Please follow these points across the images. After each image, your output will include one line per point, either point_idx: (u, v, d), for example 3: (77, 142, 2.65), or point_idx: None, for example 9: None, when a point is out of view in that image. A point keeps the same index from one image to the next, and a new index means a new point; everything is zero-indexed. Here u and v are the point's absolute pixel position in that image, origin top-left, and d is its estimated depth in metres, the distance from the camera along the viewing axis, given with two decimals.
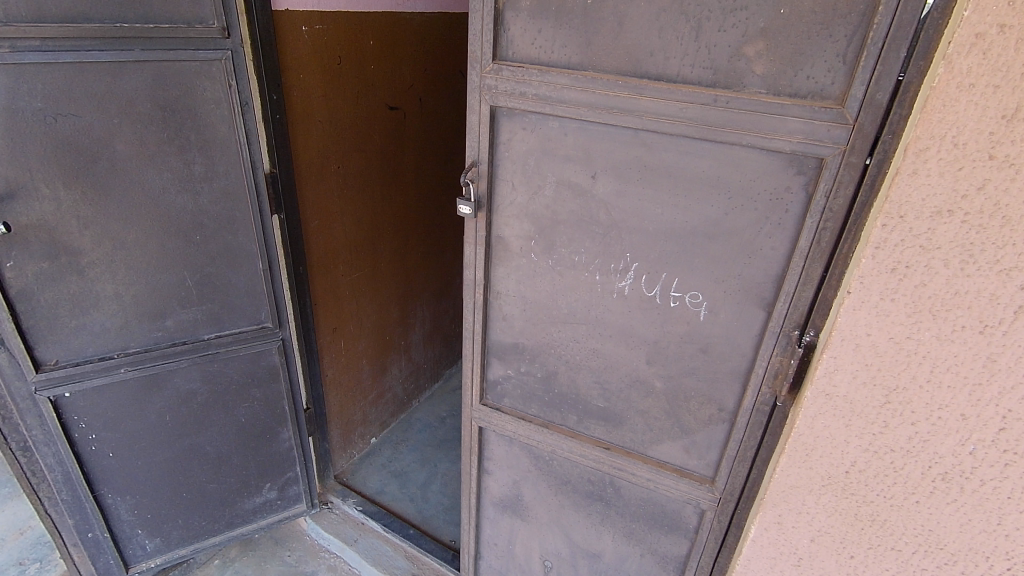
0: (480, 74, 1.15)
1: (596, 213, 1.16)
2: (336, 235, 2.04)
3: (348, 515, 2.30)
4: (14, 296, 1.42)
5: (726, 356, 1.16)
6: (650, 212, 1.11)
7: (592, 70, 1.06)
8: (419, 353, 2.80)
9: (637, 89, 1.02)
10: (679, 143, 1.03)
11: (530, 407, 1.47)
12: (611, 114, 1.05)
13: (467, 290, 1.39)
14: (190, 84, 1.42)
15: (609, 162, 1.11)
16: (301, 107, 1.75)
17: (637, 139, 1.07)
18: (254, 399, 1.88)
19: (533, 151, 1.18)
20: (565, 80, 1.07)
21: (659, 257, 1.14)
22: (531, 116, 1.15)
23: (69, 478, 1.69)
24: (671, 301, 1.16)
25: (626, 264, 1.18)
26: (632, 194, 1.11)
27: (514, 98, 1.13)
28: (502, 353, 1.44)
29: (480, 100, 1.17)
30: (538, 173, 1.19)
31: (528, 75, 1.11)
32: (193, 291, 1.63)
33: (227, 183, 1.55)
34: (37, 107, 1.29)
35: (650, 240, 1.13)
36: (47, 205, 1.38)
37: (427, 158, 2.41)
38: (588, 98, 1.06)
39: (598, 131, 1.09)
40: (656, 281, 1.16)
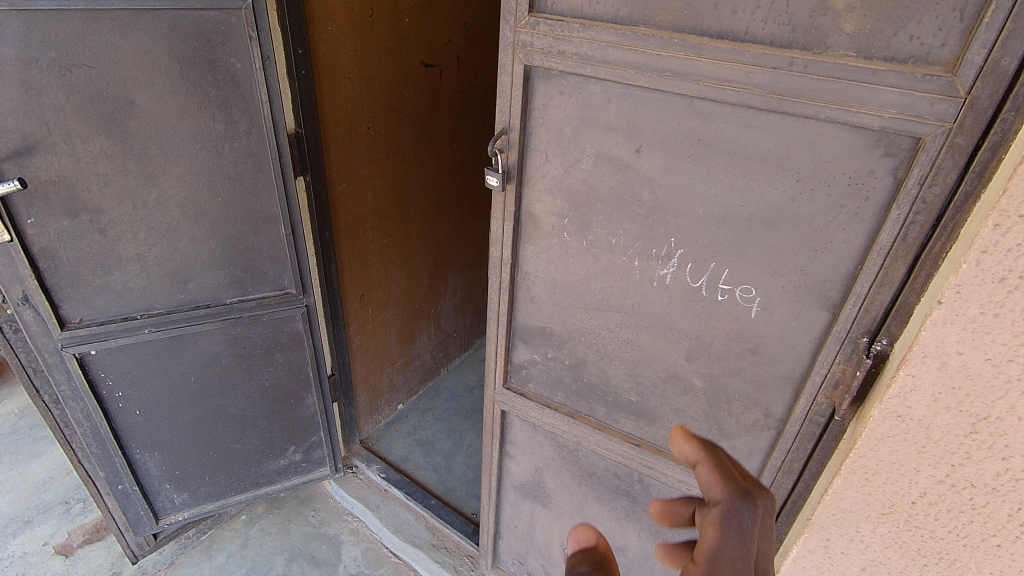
0: (513, 29, 1.02)
1: (640, 191, 1.03)
2: (365, 200, 1.96)
3: (372, 480, 2.30)
4: (37, 253, 1.40)
5: (778, 358, 1.03)
6: (702, 193, 0.97)
7: (644, 24, 0.90)
8: (449, 322, 2.74)
9: (694, 50, 0.87)
10: (743, 114, 0.88)
11: (556, 395, 1.38)
12: (663, 77, 0.91)
13: (492, 268, 1.29)
14: (207, 36, 1.33)
15: (658, 134, 0.97)
16: (329, 63, 1.64)
17: (692, 108, 0.92)
18: (278, 363, 1.86)
19: (571, 118, 1.04)
20: (611, 36, 0.93)
21: (708, 244, 1.00)
22: (573, 78, 1.01)
23: (98, 433, 1.71)
24: (719, 293, 1.03)
25: (670, 248, 1.05)
26: (681, 170, 0.97)
27: (551, 57, 0.99)
28: (529, 337, 1.34)
29: (513, 58, 1.04)
30: (575, 142, 1.06)
31: (569, 29, 0.96)
32: (215, 254, 1.59)
33: (250, 143, 1.48)
34: (50, 57, 1.22)
35: (700, 224, 1.00)
36: (66, 161, 1.33)
37: (463, 120, 2.28)
38: (638, 59, 0.92)
39: (647, 96, 0.95)
40: (703, 270, 1.03)
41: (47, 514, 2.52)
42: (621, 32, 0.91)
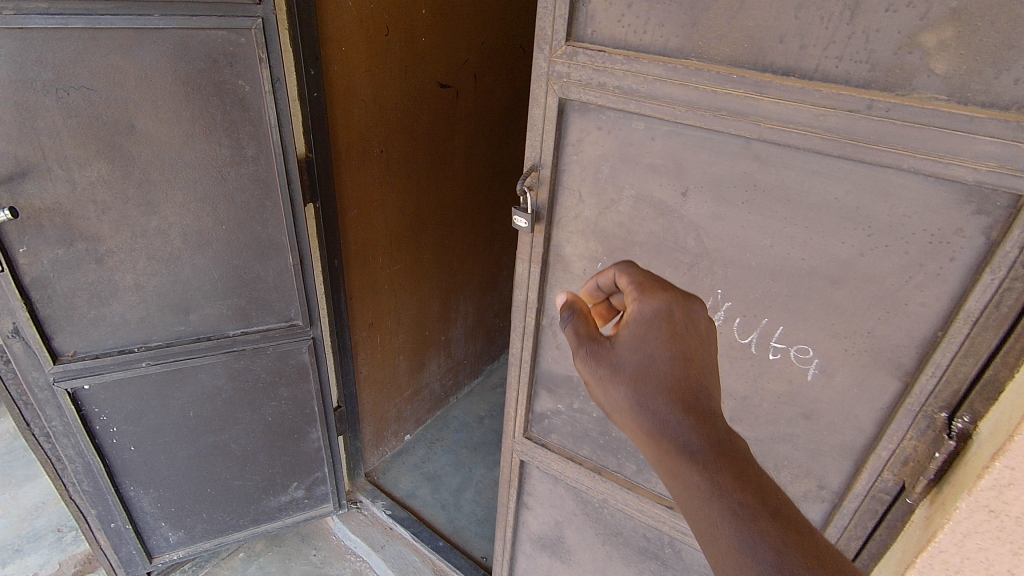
0: (548, 58, 0.93)
1: (684, 238, 0.93)
2: (376, 226, 1.87)
3: (376, 517, 2.19)
4: (29, 284, 1.31)
5: (836, 427, 0.92)
6: (756, 244, 0.87)
7: (696, 58, 0.81)
8: (460, 349, 2.64)
9: (755, 87, 0.77)
10: (808, 159, 0.78)
11: (581, 448, 1.27)
12: (717, 116, 0.81)
13: (515, 312, 1.19)
14: (215, 57, 1.25)
15: (707, 177, 0.87)
16: (342, 85, 1.56)
17: (748, 150, 0.82)
18: (282, 397, 1.77)
19: (608, 156, 0.95)
20: (658, 70, 0.83)
21: (761, 298, 0.90)
22: (613, 113, 0.91)
23: (90, 470, 1.62)
24: (771, 352, 0.93)
25: (717, 301, 0.94)
26: (732, 218, 0.88)
27: (589, 90, 0.90)
28: (553, 385, 1.24)
29: (546, 90, 0.95)
30: (612, 182, 0.97)
31: (611, 61, 0.87)
32: (218, 284, 1.50)
33: (257, 169, 1.39)
34: (48, 78, 1.14)
35: (753, 277, 0.89)
36: (61, 187, 1.25)
37: (479, 143, 2.20)
38: (688, 95, 0.82)
39: (696, 136, 0.85)
40: (753, 327, 0.93)
41: (38, 543, 2.41)
42: (670, 66, 0.82)
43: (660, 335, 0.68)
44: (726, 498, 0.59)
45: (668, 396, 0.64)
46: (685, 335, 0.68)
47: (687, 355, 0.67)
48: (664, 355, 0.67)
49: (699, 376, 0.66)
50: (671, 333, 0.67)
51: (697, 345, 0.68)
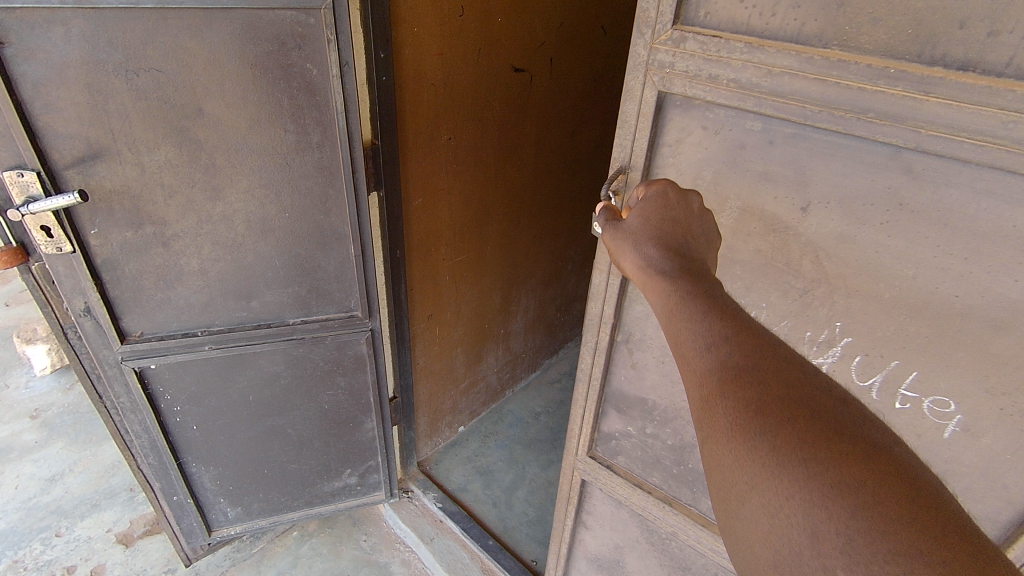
0: (649, 45, 0.80)
1: (797, 260, 0.80)
2: (441, 216, 1.80)
3: (427, 509, 2.17)
4: (99, 265, 1.32)
5: (975, 495, 0.77)
6: (894, 275, 0.72)
7: (840, 47, 0.66)
8: (518, 342, 2.56)
9: (919, 86, 0.61)
10: (980, 177, 0.62)
11: (651, 475, 1.16)
12: (861, 119, 0.66)
13: (588, 325, 1.09)
14: (283, 38, 1.19)
15: (836, 191, 0.73)
16: (413, 68, 1.47)
17: (898, 162, 0.67)
18: (339, 386, 1.75)
19: (713, 160, 0.82)
20: (788, 61, 0.69)
21: (891, 338, 0.75)
22: (723, 110, 0.78)
23: (155, 446, 1.65)
24: (898, 400, 0.78)
25: (834, 335, 0.80)
26: (865, 242, 0.73)
27: (697, 83, 0.77)
28: (623, 406, 1.13)
29: (645, 82, 0.83)
30: (713, 190, 0.84)
31: (727, 49, 0.73)
32: (280, 272, 1.47)
33: (322, 156, 1.34)
34: (118, 59, 1.11)
35: (883, 313, 0.75)
36: (131, 170, 1.23)
37: (552, 129, 2.07)
38: (825, 92, 0.67)
39: (829, 141, 0.71)
40: (878, 367, 0.78)
41: (113, 500, 2.54)
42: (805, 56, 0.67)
43: (656, 202, 0.80)
44: (682, 298, 0.66)
45: (658, 242, 0.74)
46: (677, 207, 0.79)
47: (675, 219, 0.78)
48: (653, 213, 0.79)
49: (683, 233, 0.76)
50: (665, 203, 0.79)
51: (687, 214, 0.79)
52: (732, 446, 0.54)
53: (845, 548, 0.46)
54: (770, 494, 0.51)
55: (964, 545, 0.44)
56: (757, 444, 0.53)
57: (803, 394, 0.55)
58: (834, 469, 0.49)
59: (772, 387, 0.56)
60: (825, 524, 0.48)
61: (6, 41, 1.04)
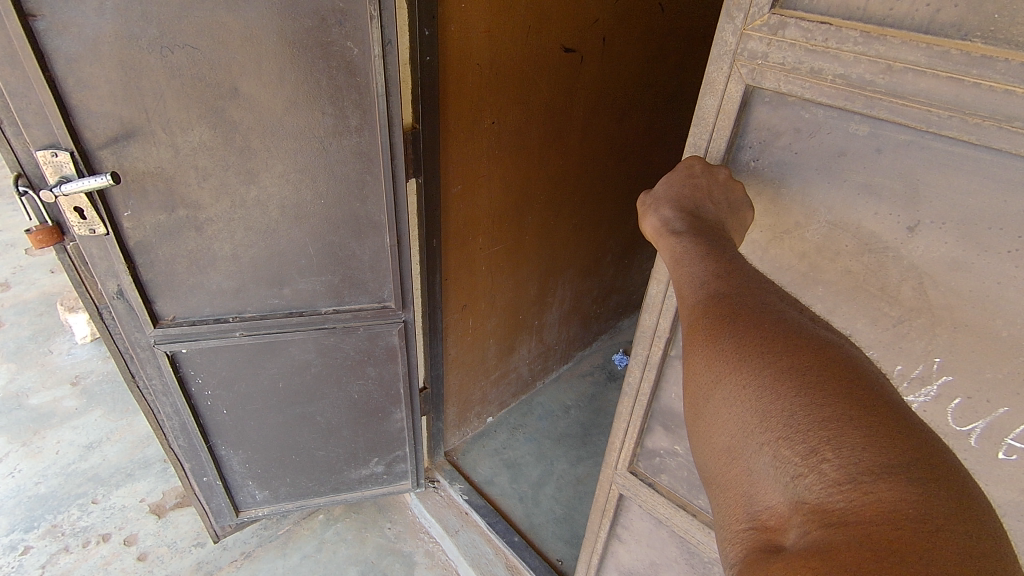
0: (740, 31, 0.71)
1: (894, 285, 0.70)
2: (480, 205, 1.72)
3: (453, 500, 2.14)
4: (132, 247, 1.29)
5: None
6: (1019, 311, 0.61)
7: (984, 40, 0.55)
8: (552, 334, 2.49)
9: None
10: None
11: (697, 496, 1.07)
12: (1005, 130, 0.55)
13: (640, 337, 1.02)
14: (323, 14, 1.11)
15: (950, 213, 0.63)
16: (459, 48, 1.39)
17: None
18: (369, 376, 1.71)
19: (804, 168, 0.73)
20: (915, 54, 0.58)
21: (1002, 384, 0.65)
22: (823, 110, 0.69)
23: (186, 428, 1.64)
24: (1005, 452, 0.68)
25: (932, 372, 0.70)
26: (985, 272, 0.62)
27: (796, 77, 0.68)
28: (671, 423, 1.06)
29: (730, 74, 0.74)
30: (799, 200, 0.75)
31: (837, 37, 0.63)
32: (314, 260, 1.42)
33: (360, 140, 1.27)
34: (152, 35, 1.05)
35: (996, 356, 0.64)
36: (165, 151, 1.18)
37: (600, 114, 1.97)
38: (958, 93, 0.57)
39: (955, 151, 0.61)
40: (982, 414, 0.68)
41: (147, 470, 2.59)
42: (938, 49, 0.57)
43: (677, 173, 0.78)
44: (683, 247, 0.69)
45: (667, 210, 0.74)
46: (698, 176, 0.76)
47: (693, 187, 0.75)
48: (671, 183, 0.77)
49: (697, 200, 0.74)
50: (685, 173, 0.77)
51: (712, 183, 0.75)
52: (705, 350, 0.59)
53: (789, 421, 0.49)
54: (729, 385, 0.55)
55: (892, 418, 0.47)
56: (724, 344, 0.57)
57: (774, 316, 0.58)
58: (787, 367, 0.52)
59: (746, 311, 0.59)
60: (774, 403, 0.51)
61: (39, 14, 0.99)
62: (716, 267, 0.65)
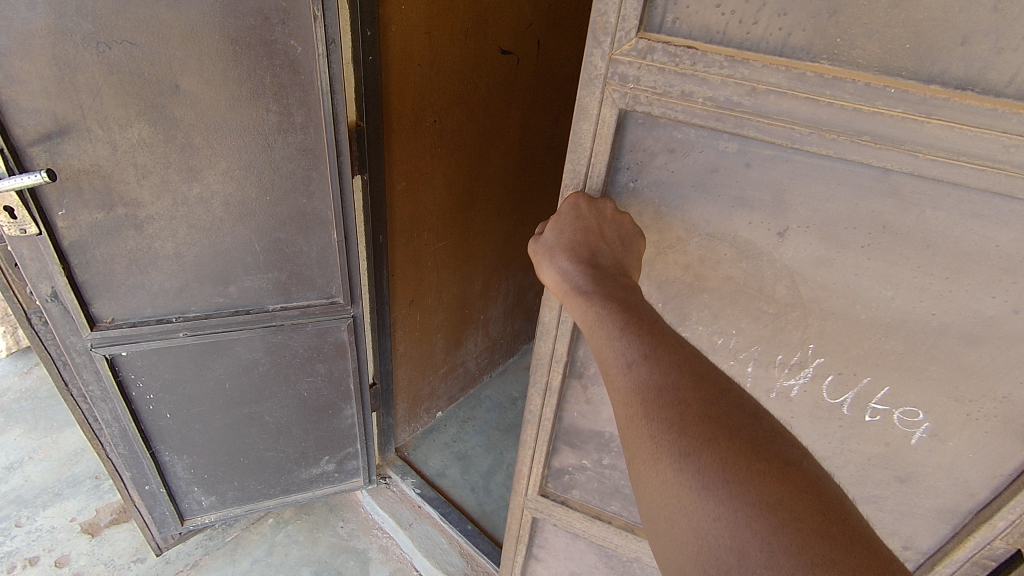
0: (609, 56, 0.75)
1: (771, 284, 0.83)
2: (424, 202, 1.77)
3: (405, 495, 2.16)
4: (67, 248, 1.25)
5: (936, 491, 0.90)
6: (872, 295, 0.78)
7: (829, 60, 0.66)
8: (497, 328, 2.56)
9: (922, 107, 0.63)
10: (963, 200, 0.68)
11: (608, 504, 1.21)
12: (857, 142, 0.68)
13: (537, 366, 1.08)
14: (266, 13, 1.13)
15: (813, 216, 0.76)
16: (400, 48, 1.43)
17: (886, 183, 0.70)
18: (318, 373, 1.72)
19: (682, 185, 0.82)
20: (775, 78, 0.68)
21: (861, 359, 0.83)
22: (693, 131, 0.77)
23: (126, 434, 1.60)
24: (868, 413, 0.87)
25: (807, 355, 0.87)
26: (848, 258, 0.77)
27: (670, 100, 0.75)
28: (576, 440, 1.16)
29: (603, 99, 0.79)
30: (678, 217, 0.84)
31: (704, 62, 0.71)
32: (260, 257, 1.43)
33: (306, 138, 1.30)
34: (88, 30, 1.05)
35: (858, 331, 0.81)
36: (102, 148, 1.17)
37: (536, 114, 2.06)
38: (817, 110, 0.67)
39: (816, 161, 0.73)
40: (850, 385, 0.86)
41: (77, 489, 2.46)
42: (795, 73, 0.67)
43: (566, 216, 0.82)
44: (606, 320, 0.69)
45: (562, 255, 0.79)
46: (585, 217, 0.81)
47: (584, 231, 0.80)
48: (564, 228, 0.81)
49: (592, 246, 0.78)
50: (574, 215, 0.82)
51: (599, 223, 0.81)
52: (654, 465, 0.59)
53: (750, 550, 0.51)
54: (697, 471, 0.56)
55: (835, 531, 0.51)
56: (672, 461, 0.57)
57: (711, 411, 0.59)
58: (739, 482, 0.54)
59: (686, 412, 0.59)
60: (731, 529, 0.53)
61: None
62: (644, 347, 0.65)
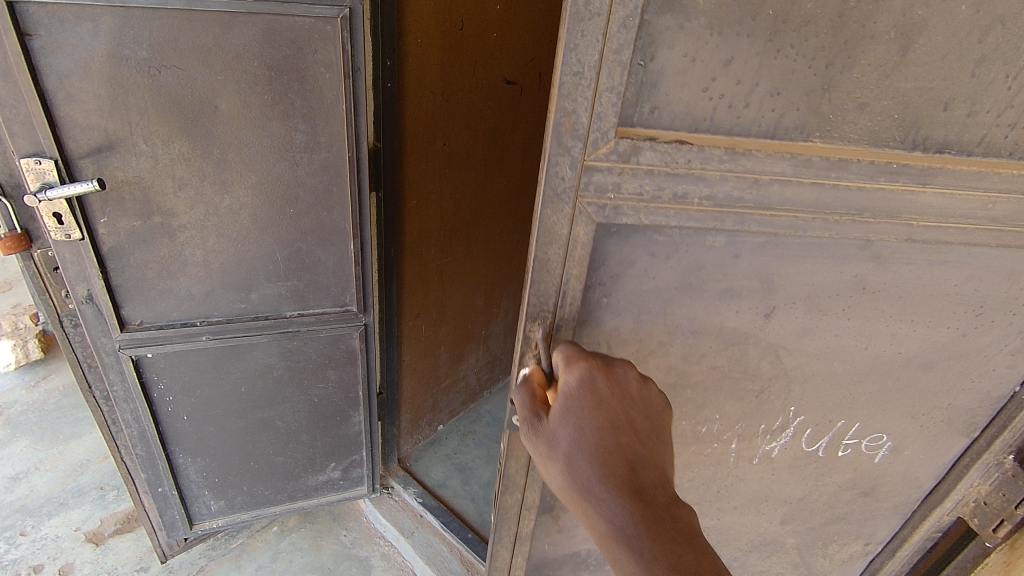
0: (582, 162, 0.74)
1: (757, 361, 0.98)
2: (433, 220, 1.89)
3: (407, 504, 2.22)
4: (105, 253, 1.35)
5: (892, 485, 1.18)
6: (857, 340, 0.96)
7: (822, 137, 0.77)
8: (498, 344, 2.65)
9: (920, 178, 0.79)
10: (932, 253, 0.87)
11: None
12: (859, 219, 0.82)
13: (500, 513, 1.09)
14: (299, 43, 1.27)
15: (795, 294, 0.90)
16: (415, 77, 1.57)
17: (869, 251, 0.86)
18: (329, 380, 1.80)
19: (669, 284, 0.87)
20: (784, 166, 0.77)
21: (835, 407, 1.05)
22: (679, 232, 0.82)
23: (144, 435, 1.67)
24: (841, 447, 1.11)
25: (788, 417, 1.06)
26: (837, 311, 0.93)
27: (661, 202, 0.78)
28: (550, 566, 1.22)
29: (574, 215, 0.78)
30: (663, 317, 0.91)
31: (699, 161, 0.75)
32: (280, 266, 1.53)
33: (329, 155, 1.42)
34: (142, 56, 1.17)
35: (837, 383, 1.02)
36: (145, 162, 1.28)
37: (537, 141, 2.20)
38: (830, 195, 0.80)
39: (806, 242, 0.85)
40: (826, 432, 1.08)
41: (82, 498, 2.49)
42: (802, 161, 0.77)
43: (585, 405, 0.74)
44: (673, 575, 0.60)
45: (587, 464, 0.70)
46: (607, 404, 0.74)
47: (611, 424, 0.73)
48: (586, 425, 0.73)
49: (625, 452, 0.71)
50: (594, 403, 0.74)
51: (626, 418, 0.74)
52: None
53: None
54: None
55: None
56: None
57: None
58: None
59: None
60: None
61: (36, 34, 1.09)
62: None
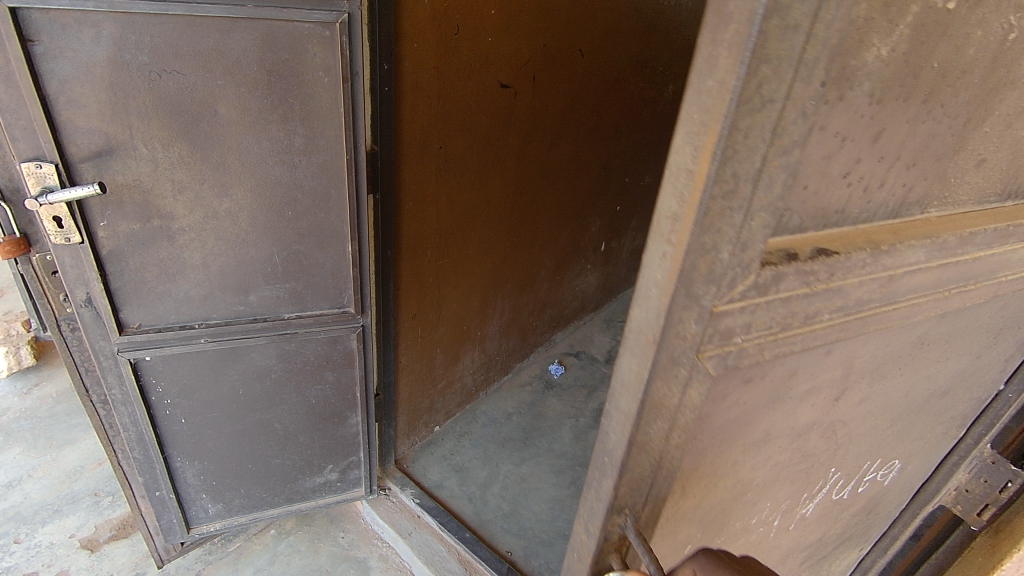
0: (712, 310, 0.62)
1: (814, 438, 0.95)
2: (429, 222, 1.91)
3: (405, 505, 2.23)
4: (105, 256, 1.36)
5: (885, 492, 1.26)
6: (904, 390, 1.01)
7: (926, 212, 0.75)
8: (493, 345, 2.67)
9: (1001, 236, 0.85)
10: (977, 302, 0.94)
11: None
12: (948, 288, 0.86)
13: None
14: (298, 48, 1.29)
15: (865, 369, 0.89)
16: (412, 81, 1.60)
17: (936, 314, 0.90)
18: (327, 381, 1.82)
19: (763, 401, 0.79)
20: (910, 254, 0.75)
21: (867, 448, 1.08)
22: (790, 348, 0.74)
23: (142, 438, 1.67)
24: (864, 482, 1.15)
25: (828, 479, 1.06)
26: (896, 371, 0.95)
27: (788, 319, 0.69)
28: None
29: (692, 367, 0.66)
30: (747, 430, 0.82)
31: (827, 272, 0.68)
32: (279, 268, 1.55)
33: (327, 158, 1.44)
34: (143, 61, 1.19)
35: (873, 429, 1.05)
36: (145, 165, 1.29)
37: (531, 144, 2.22)
38: (954, 267, 0.82)
39: (891, 324, 0.84)
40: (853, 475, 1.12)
41: (76, 505, 2.47)
42: (926, 246, 0.75)
43: None
44: None
45: None
46: None
47: None
48: None
49: None
50: None
51: None
52: None
53: None
54: None
55: None
56: None
57: None
58: None
59: None
60: None
61: (37, 40, 1.10)
62: None
